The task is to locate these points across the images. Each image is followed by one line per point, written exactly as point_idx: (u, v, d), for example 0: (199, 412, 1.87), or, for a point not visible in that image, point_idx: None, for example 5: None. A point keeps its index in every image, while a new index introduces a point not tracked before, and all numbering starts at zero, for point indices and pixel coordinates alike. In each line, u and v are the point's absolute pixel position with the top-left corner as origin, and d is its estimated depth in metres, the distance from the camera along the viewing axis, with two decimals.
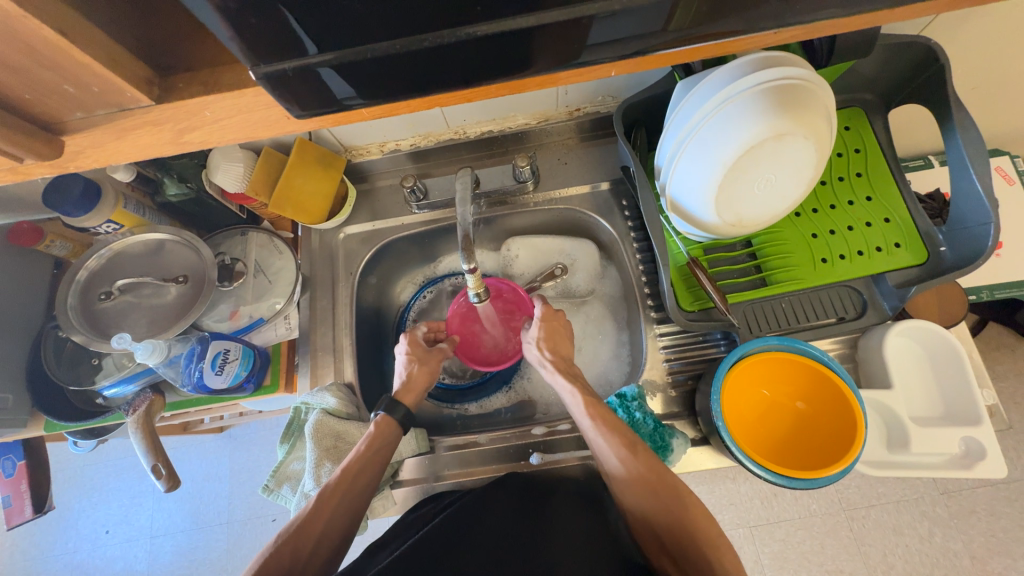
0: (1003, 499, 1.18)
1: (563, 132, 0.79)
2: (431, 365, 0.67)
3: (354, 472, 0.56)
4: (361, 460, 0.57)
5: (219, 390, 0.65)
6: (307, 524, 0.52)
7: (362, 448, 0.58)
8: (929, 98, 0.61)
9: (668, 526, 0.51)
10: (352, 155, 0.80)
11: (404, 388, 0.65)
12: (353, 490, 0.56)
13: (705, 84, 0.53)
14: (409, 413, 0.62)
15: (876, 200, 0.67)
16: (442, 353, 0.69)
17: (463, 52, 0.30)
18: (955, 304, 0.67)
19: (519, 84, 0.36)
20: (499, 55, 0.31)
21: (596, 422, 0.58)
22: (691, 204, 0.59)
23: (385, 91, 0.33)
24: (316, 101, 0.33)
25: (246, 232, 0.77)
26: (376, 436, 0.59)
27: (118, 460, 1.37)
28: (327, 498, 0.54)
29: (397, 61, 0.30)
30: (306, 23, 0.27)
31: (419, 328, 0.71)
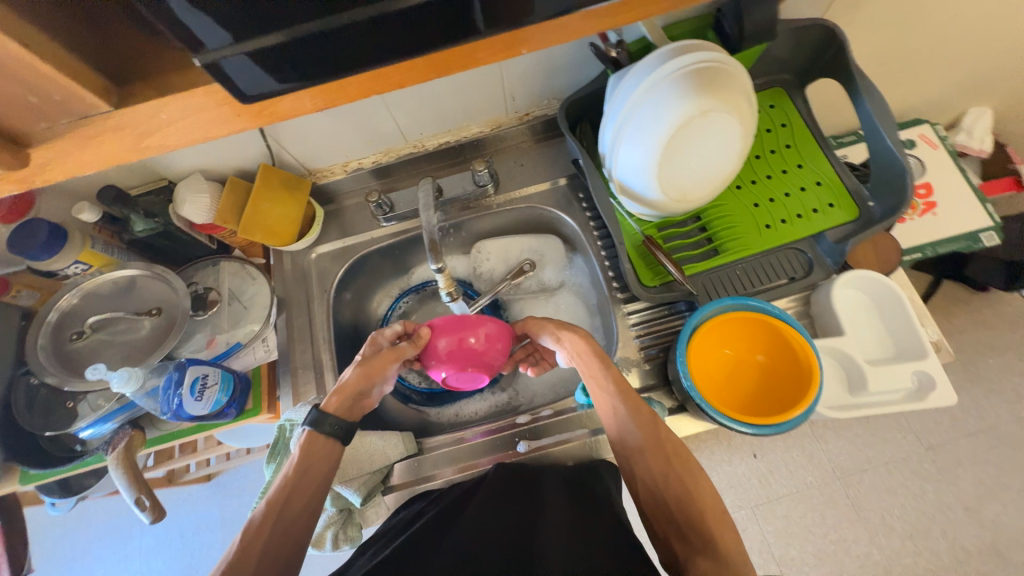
0: (984, 447, 1.23)
1: (517, 136, 0.84)
2: (377, 364, 0.62)
3: (302, 501, 0.54)
4: (286, 487, 0.54)
5: (200, 416, 0.64)
6: (243, 548, 0.50)
7: (289, 472, 0.54)
8: (837, 68, 0.68)
9: (676, 496, 0.53)
10: (317, 177, 0.83)
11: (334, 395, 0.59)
12: (287, 511, 0.53)
13: (634, 72, 0.59)
14: (342, 428, 0.58)
15: (806, 167, 0.73)
16: (399, 353, 0.63)
17: (381, 28, 0.34)
18: (889, 252, 0.71)
19: (445, 65, 0.39)
20: (416, 32, 0.35)
21: (619, 392, 0.59)
22: (637, 185, 0.64)
23: (315, 72, 0.36)
24: (250, 89, 0.36)
25: (218, 262, 0.78)
26: (307, 459, 0.56)
27: (100, 524, 1.30)
28: (255, 534, 0.51)
29: (322, 42, 0.34)
30: (232, 13, 0.30)
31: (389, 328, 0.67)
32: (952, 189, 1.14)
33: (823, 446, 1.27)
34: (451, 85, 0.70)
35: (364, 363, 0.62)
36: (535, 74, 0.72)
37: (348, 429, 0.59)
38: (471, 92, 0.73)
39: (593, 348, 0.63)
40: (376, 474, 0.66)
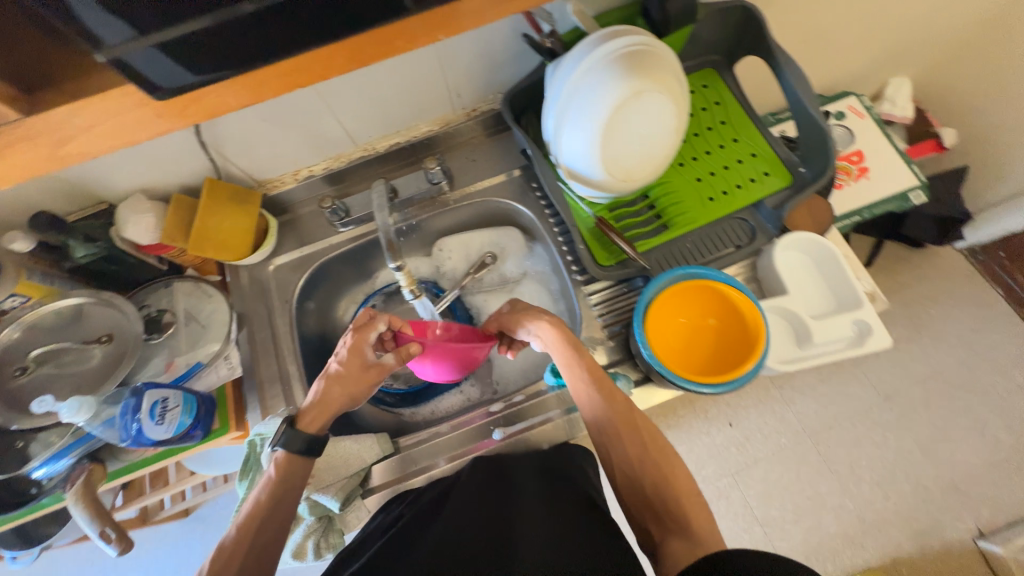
0: (935, 391, 1.32)
1: (467, 132, 0.85)
2: (356, 384, 0.61)
3: (274, 520, 0.56)
4: (260, 507, 0.55)
5: (163, 440, 0.62)
6: (217, 565, 0.52)
7: (261, 494, 0.56)
8: (759, 46, 0.72)
9: (652, 480, 0.56)
10: (267, 188, 0.81)
11: (311, 415, 0.60)
12: (265, 527, 0.55)
13: (567, 59, 0.61)
14: (312, 439, 0.59)
15: (742, 140, 0.77)
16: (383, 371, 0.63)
17: (282, 15, 0.35)
18: (823, 214, 0.76)
19: (360, 54, 0.40)
20: (328, 16, 0.36)
21: (595, 381, 0.61)
22: (583, 168, 0.66)
23: (231, 60, 0.37)
24: (164, 82, 0.37)
25: (171, 283, 0.76)
26: (277, 480, 0.57)
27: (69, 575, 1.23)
28: (229, 556, 0.53)
29: (232, 28, 0.35)
30: (137, 6, 0.32)
31: (376, 328, 0.63)
32: (880, 155, 1.23)
33: (792, 408, 1.34)
34: (394, 84, 0.70)
35: (344, 381, 0.61)
36: (476, 68, 0.73)
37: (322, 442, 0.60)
38: (415, 91, 0.73)
39: (564, 335, 0.64)
40: (353, 476, 0.66)
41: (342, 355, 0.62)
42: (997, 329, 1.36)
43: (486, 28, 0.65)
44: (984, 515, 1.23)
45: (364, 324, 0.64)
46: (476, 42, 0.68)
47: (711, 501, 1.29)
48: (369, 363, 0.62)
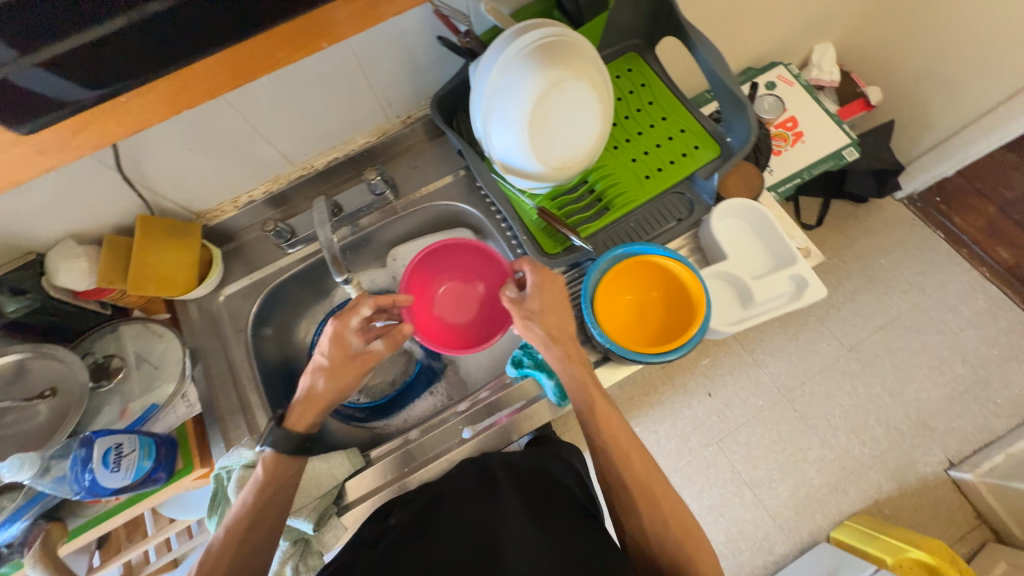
0: (894, 337, 1.38)
1: (405, 140, 0.85)
2: (345, 373, 0.63)
3: (249, 523, 0.56)
4: (249, 510, 0.57)
5: (121, 488, 0.61)
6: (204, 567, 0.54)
7: (249, 495, 0.57)
8: (674, 26, 0.75)
9: (668, 557, 0.55)
10: (208, 219, 0.80)
11: (304, 403, 0.62)
12: (245, 545, 0.55)
13: (486, 58, 0.62)
14: (300, 442, 0.60)
15: (670, 118, 0.80)
16: (373, 357, 0.63)
17: (156, 32, 0.36)
18: (753, 180, 0.80)
19: (249, 69, 0.41)
20: (209, 27, 0.37)
21: (611, 432, 0.61)
22: (518, 162, 0.67)
23: (112, 76, 0.38)
24: (46, 103, 0.37)
25: (117, 327, 0.73)
26: (263, 484, 0.58)
27: None
28: (217, 557, 0.55)
29: (104, 47, 0.36)
30: (2, 28, 0.32)
31: (359, 314, 0.63)
32: (811, 119, 1.28)
33: (765, 370, 1.39)
34: (320, 99, 0.70)
35: (331, 370, 0.62)
36: (403, 76, 0.74)
37: (309, 446, 0.61)
38: (343, 104, 0.73)
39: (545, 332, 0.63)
40: (326, 496, 0.65)
41: (326, 345, 0.63)
42: (944, 270, 1.43)
43: (402, 35, 0.66)
44: (953, 447, 1.29)
45: (346, 311, 0.64)
46: (395, 50, 0.69)
47: (700, 470, 1.32)
48: (356, 353, 0.63)
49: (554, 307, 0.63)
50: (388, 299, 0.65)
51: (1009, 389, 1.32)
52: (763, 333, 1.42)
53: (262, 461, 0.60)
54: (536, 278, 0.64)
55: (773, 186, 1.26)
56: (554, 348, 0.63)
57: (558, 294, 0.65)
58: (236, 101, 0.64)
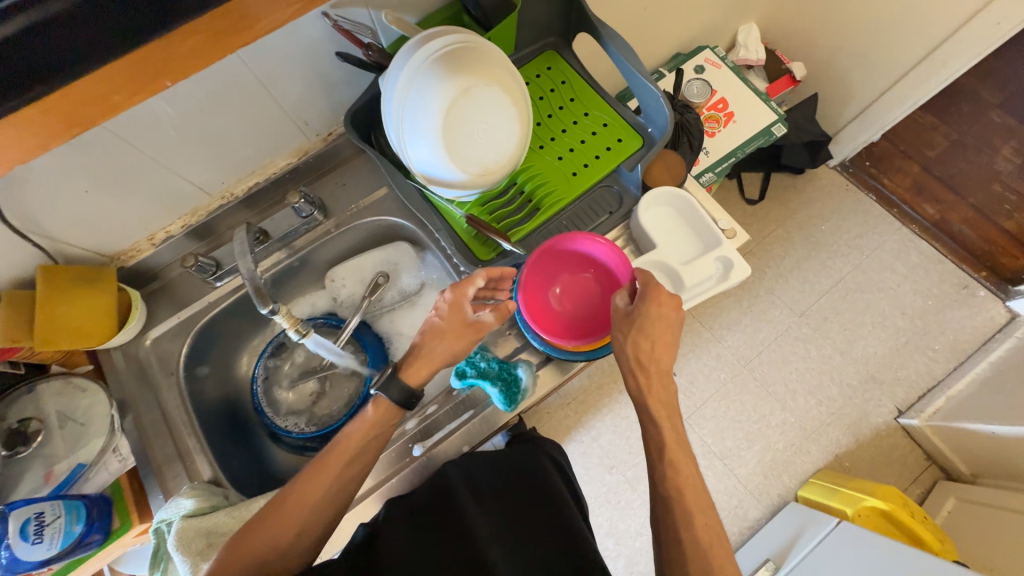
0: (839, 299, 1.46)
1: (329, 158, 0.83)
2: (458, 340, 0.63)
3: (347, 461, 0.58)
4: (351, 445, 0.58)
5: (50, 558, 0.58)
6: (289, 502, 0.55)
7: (357, 429, 0.59)
8: (586, 22, 0.75)
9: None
10: (123, 260, 0.76)
11: (412, 368, 0.61)
12: (343, 472, 0.57)
13: (391, 70, 0.62)
14: (407, 397, 0.60)
15: (592, 113, 0.80)
16: (481, 327, 0.63)
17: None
18: (677, 168, 0.83)
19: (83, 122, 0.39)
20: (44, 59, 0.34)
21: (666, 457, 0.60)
22: (438, 172, 0.65)
23: None
24: None
25: (33, 387, 0.68)
26: (372, 422, 0.59)
27: None
28: (305, 493, 0.56)
29: None
30: None
31: (475, 283, 0.63)
32: (740, 99, 1.32)
33: (724, 344, 1.44)
34: (224, 125, 0.67)
35: (446, 334, 0.62)
36: (314, 93, 0.72)
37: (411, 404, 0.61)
38: (252, 128, 0.71)
39: (648, 347, 0.62)
40: None
41: (443, 309, 0.63)
42: (878, 230, 1.50)
43: (298, 53, 0.64)
44: (899, 395, 1.37)
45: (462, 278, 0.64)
46: (295, 69, 0.66)
47: None
48: (469, 320, 0.63)
49: (662, 333, 0.62)
50: (498, 271, 0.66)
51: (945, 335, 1.40)
52: (719, 309, 1.47)
53: (374, 402, 0.60)
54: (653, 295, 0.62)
55: (706, 170, 1.29)
56: (632, 377, 0.63)
57: (668, 320, 0.63)
58: (129, 136, 0.61)
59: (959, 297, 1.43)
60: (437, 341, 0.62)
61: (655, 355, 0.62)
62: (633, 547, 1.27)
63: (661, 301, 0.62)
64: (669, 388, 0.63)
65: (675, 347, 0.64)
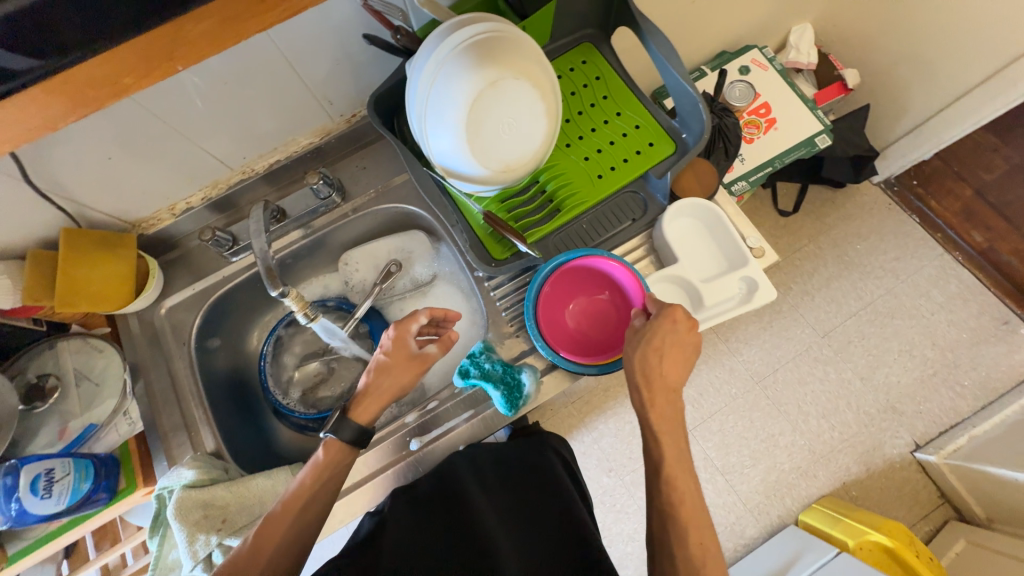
0: (866, 322, 1.39)
1: (351, 139, 0.81)
2: (403, 374, 0.62)
3: (298, 506, 0.56)
4: (303, 491, 0.57)
5: (57, 513, 0.60)
6: (252, 547, 0.53)
7: (307, 475, 0.57)
8: (627, 16, 0.71)
9: None
10: (144, 228, 0.77)
11: (359, 405, 0.60)
12: (300, 520, 0.56)
13: (418, 58, 0.59)
14: (360, 430, 0.60)
15: (624, 113, 0.76)
16: (428, 359, 0.63)
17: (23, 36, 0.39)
18: (709, 177, 0.79)
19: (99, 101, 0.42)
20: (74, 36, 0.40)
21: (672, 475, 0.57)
22: (458, 165, 0.63)
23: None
24: None
25: (54, 344, 0.71)
26: (323, 465, 0.58)
27: None
28: (265, 539, 0.54)
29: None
30: None
31: (417, 320, 0.64)
32: (784, 104, 1.25)
33: (739, 358, 1.40)
34: (248, 102, 0.67)
35: (391, 369, 0.62)
36: (340, 73, 0.70)
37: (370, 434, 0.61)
38: (276, 105, 0.70)
39: (663, 362, 0.59)
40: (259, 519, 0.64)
41: (388, 345, 0.63)
42: (918, 254, 1.42)
43: (325, 32, 0.62)
44: (919, 429, 1.31)
45: (408, 315, 0.65)
46: (321, 48, 0.64)
47: None
48: (414, 353, 0.63)
49: (673, 355, 0.59)
50: (442, 311, 0.69)
51: (977, 371, 1.33)
52: (737, 321, 1.42)
53: (325, 445, 0.59)
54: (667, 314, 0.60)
55: (741, 177, 1.23)
56: (635, 392, 0.60)
57: (680, 343, 0.60)
58: (155, 108, 0.60)
59: (997, 333, 1.35)
60: (382, 374, 0.62)
61: (663, 370, 0.59)
62: (624, 551, 1.27)
63: (676, 315, 0.60)
64: (676, 408, 0.60)
65: (687, 366, 0.60)
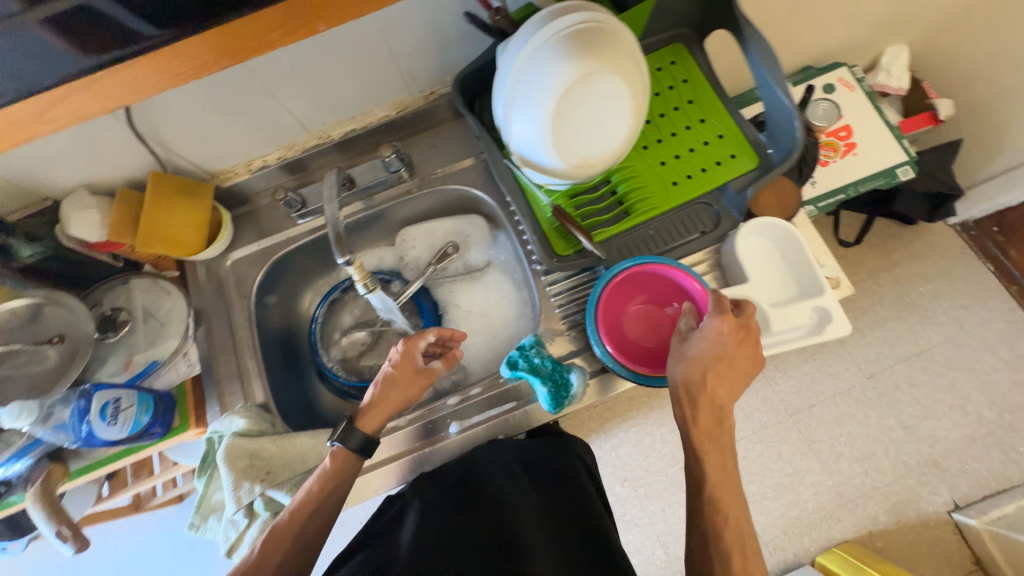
0: (919, 369, 1.29)
1: (426, 116, 0.82)
2: (409, 387, 0.64)
3: (307, 512, 0.57)
4: (308, 501, 0.58)
5: (118, 440, 0.63)
6: (263, 552, 0.54)
7: (313, 485, 0.59)
8: (728, 20, 0.68)
9: None
10: (221, 180, 0.80)
11: (365, 413, 0.63)
12: (305, 532, 0.56)
13: (514, 43, 0.58)
14: (366, 440, 0.62)
15: (708, 120, 0.73)
16: (433, 375, 0.66)
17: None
18: (789, 199, 0.75)
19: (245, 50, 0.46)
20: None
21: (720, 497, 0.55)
22: (536, 155, 0.62)
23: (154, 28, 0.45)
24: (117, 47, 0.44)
25: (128, 280, 0.75)
26: (330, 473, 0.59)
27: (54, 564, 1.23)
28: (275, 544, 0.55)
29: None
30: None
31: (425, 338, 0.66)
32: (868, 129, 1.18)
33: (775, 388, 1.30)
34: (337, 68, 0.68)
35: (396, 382, 0.64)
36: (427, 48, 0.70)
37: (374, 442, 0.62)
38: (362, 73, 0.70)
39: (710, 376, 0.57)
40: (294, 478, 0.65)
41: (395, 359, 0.65)
42: (989, 305, 1.31)
43: (423, 6, 0.62)
44: (961, 489, 1.21)
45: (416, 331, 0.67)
46: (416, 22, 0.65)
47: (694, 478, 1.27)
48: (420, 369, 0.65)
49: (722, 373, 0.58)
50: (450, 330, 0.70)
51: None
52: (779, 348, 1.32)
53: (332, 453, 0.61)
54: (720, 327, 0.58)
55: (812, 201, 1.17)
56: (677, 407, 0.59)
57: (730, 360, 0.58)
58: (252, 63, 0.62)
59: None
60: (389, 387, 0.64)
61: (709, 386, 0.57)
62: None
63: (726, 326, 0.58)
64: (723, 426, 0.58)
65: (736, 386, 0.59)
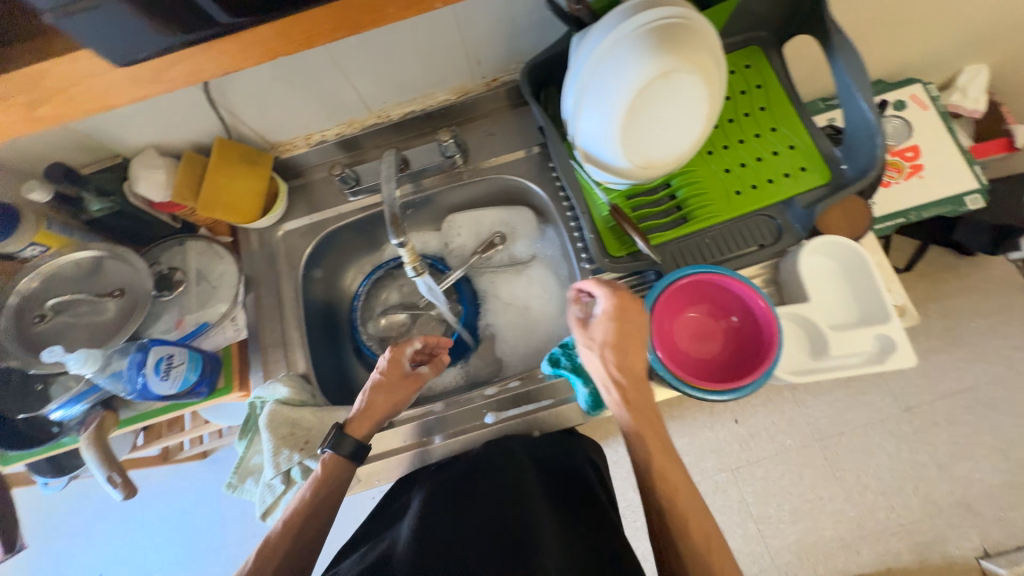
0: (961, 408, 1.21)
1: (485, 104, 0.81)
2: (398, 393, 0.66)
3: (306, 513, 0.58)
4: (301, 508, 0.58)
5: (168, 395, 0.65)
6: (262, 555, 0.56)
7: (306, 492, 0.59)
8: (814, 25, 0.64)
9: None
10: (280, 151, 0.81)
11: (359, 418, 0.63)
12: (303, 542, 0.57)
13: (593, 33, 0.57)
14: (359, 444, 0.62)
15: (780, 130, 0.70)
16: (420, 379, 0.67)
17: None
18: (859, 219, 0.72)
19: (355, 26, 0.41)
20: None
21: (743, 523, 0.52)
22: (602, 151, 0.61)
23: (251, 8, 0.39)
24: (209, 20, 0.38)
25: (184, 242, 0.77)
26: (323, 478, 0.60)
27: (83, 500, 1.29)
28: (273, 548, 0.56)
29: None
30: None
31: (410, 344, 0.67)
32: (939, 151, 1.11)
33: (803, 410, 1.23)
34: (406, 48, 0.67)
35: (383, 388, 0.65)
36: (497, 35, 0.69)
37: (366, 446, 0.62)
38: (427, 55, 0.70)
39: (620, 354, 0.56)
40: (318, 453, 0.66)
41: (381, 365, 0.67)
42: None
43: None
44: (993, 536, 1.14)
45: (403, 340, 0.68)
46: (490, 6, 0.63)
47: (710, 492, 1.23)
48: (408, 373, 0.67)
49: (633, 342, 0.57)
50: (436, 338, 0.71)
51: None
52: None
53: (323, 461, 0.61)
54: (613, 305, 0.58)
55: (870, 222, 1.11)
56: (609, 393, 0.57)
57: (636, 332, 0.57)
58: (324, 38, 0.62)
59: None
60: (380, 394, 0.65)
61: (624, 363, 0.56)
62: None
63: (621, 303, 0.57)
64: (643, 388, 0.57)
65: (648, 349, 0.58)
